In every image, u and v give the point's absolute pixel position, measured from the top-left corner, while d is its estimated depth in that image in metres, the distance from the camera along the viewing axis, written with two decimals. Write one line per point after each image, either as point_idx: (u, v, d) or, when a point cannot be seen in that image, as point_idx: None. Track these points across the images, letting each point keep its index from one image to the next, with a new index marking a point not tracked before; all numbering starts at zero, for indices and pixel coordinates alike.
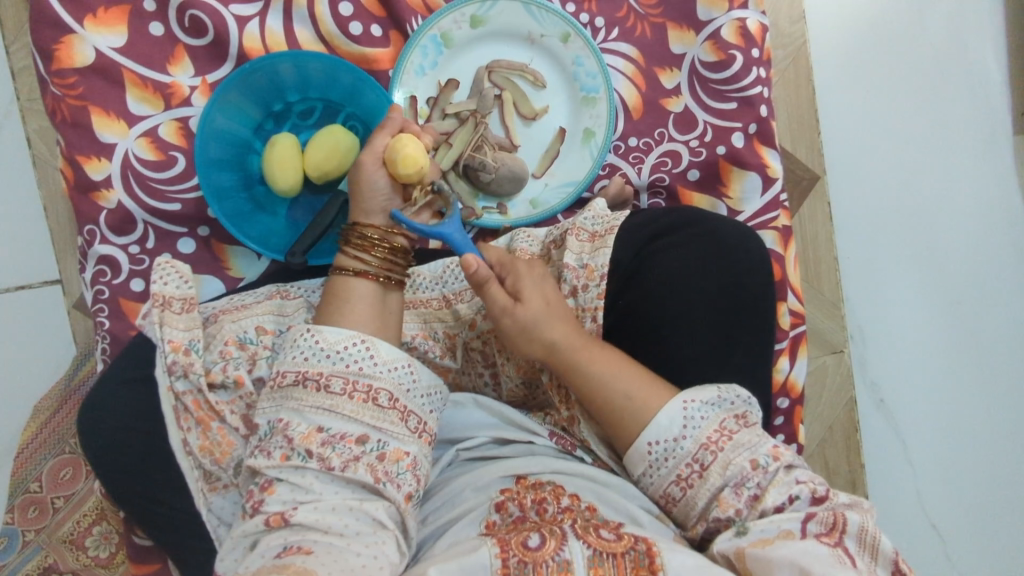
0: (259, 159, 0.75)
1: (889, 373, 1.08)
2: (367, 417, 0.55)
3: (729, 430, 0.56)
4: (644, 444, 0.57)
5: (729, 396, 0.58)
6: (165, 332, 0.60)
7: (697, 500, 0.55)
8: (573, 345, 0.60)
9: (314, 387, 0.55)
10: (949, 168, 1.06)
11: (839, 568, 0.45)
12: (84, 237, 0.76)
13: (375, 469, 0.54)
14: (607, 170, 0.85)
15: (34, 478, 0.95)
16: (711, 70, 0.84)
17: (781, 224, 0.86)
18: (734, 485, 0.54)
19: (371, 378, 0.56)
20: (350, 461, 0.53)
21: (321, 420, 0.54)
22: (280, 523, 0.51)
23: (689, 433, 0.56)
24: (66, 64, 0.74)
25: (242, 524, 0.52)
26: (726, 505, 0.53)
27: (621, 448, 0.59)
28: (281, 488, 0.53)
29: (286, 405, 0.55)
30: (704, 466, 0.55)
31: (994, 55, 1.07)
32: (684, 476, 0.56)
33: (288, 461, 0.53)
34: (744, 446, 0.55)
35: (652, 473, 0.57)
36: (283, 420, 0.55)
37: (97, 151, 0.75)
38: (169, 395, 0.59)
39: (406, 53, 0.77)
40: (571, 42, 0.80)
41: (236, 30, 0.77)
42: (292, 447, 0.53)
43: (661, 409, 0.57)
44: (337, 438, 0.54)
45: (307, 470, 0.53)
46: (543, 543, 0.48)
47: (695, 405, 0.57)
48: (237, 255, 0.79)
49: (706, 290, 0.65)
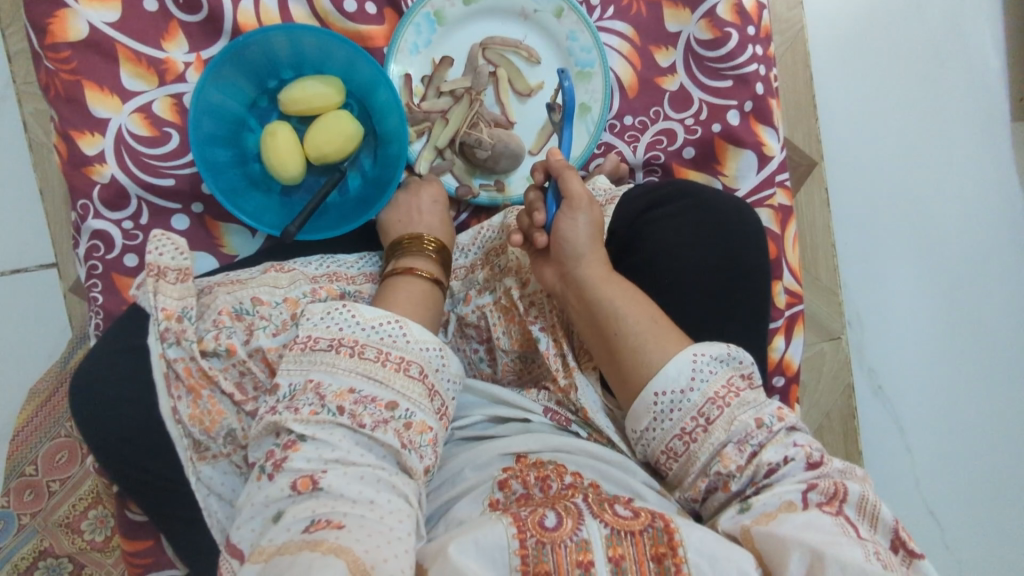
0: (255, 135, 0.75)
1: (887, 358, 1.07)
2: (398, 385, 0.54)
3: (736, 387, 0.56)
4: (652, 395, 0.56)
5: (737, 354, 0.57)
6: (158, 299, 0.60)
7: (700, 455, 0.55)
8: (597, 279, 0.61)
9: (348, 353, 0.54)
10: (947, 151, 1.06)
11: (847, 543, 0.45)
12: (77, 212, 0.75)
13: (402, 434, 0.52)
14: (603, 149, 0.85)
15: (29, 462, 0.95)
16: (706, 48, 0.84)
17: (778, 203, 0.86)
18: (737, 442, 0.53)
19: (404, 351, 0.56)
20: (380, 423, 0.52)
21: (354, 382, 0.53)
22: (308, 487, 0.48)
23: (696, 386, 0.55)
24: (60, 39, 0.73)
25: (265, 489, 0.49)
26: (728, 461, 0.53)
27: (627, 401, 0.59)
28: (305, 446, 0.50)
29: (316, 367, 0.54)
30: (709, 420, 0.54)
31: (992, 38, 1.07)
32: (687, 431, 0.55)
33: (317, 417, 0.51)
34: (749, 404, 0.55)
35: (656, 427, 0.56)
36: (312, 380, 0.53)
37: (91, 127, 0.74)
38: (160, 361, 0.58)
39: (400, 30, 0.77)
40: (565, 17, 0.80)
41: (231, 6, 0.77)
42: (323, 404, 0.51)
43: (670, 359, 0.56)
44: (368, 400, 0.52)
45: (336, 428, 0.51)
46: (560, 522, 0.48)
47: (705, 359, 0.56)
48: (231, 232, 0.79)
49: (704, 257, 0.65)
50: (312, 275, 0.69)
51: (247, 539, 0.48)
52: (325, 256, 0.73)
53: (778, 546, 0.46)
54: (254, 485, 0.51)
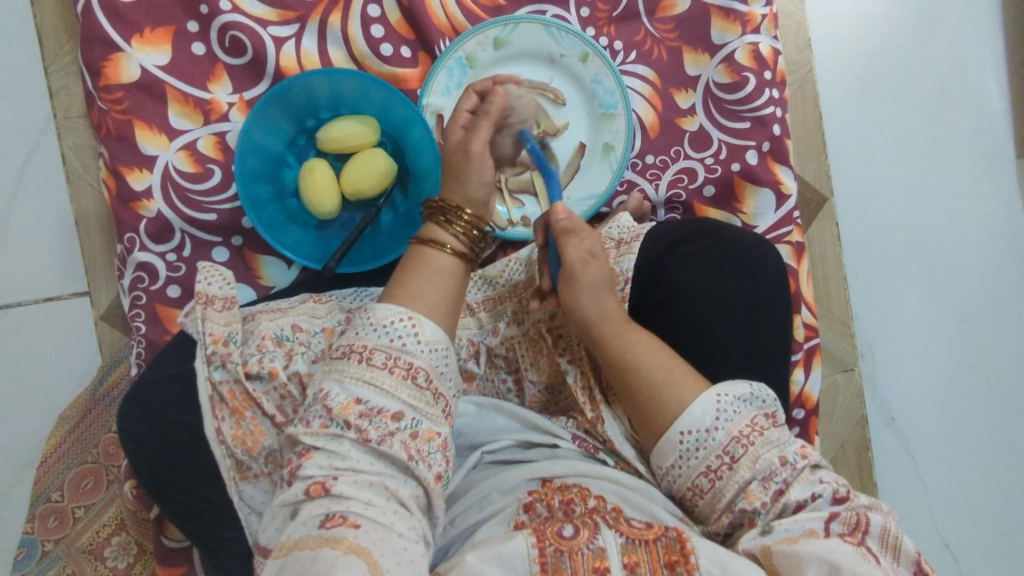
0: (293, 172, 0.79)
1: (900, 393, 1.09)
2: (405, 394, 0.54)
3: (760, 426, 0.57)
4: (676, 434, 0.58)
5: (760, 394, 0.59)
6: (207, 326, 0.62)
7: (726, 492, 0.56)
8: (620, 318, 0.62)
9: (357, 359, 0.55)
10: (954, 188, 1.09)
11: (866, 565, 0.46)
12: (124, 245, 0.79)
13: (408, 446, 0.53)
14: (625, 186, 0.89)
15: (55, 488, 0.95)
16: (726, 91, 0.88)
17: (795, 240, 0.89)
18: (761, 479, 0.55)
19: (412, 356, 0.55)
20: (386, 436, 0.53)
21: (361, 391, 0.54)
22: (319, 492, 0.50)
23: (721, 425, 0.57)
24: (114, 81, 0.78)
25: (281, 493, 0.52)
26: (753, 497, 0.54)
27: (651, 441, 0.60)
28: (318, 455, 0.52)
29: (330, 376, 0.55)
30: (734, 459, 0.56)
31: (996, 79, 1.10)
32: (713, 468, 0.57)
33: (326, 429, 0.52)
34: (773, 442, 0.56)
35: (682, 464, 0.58)
36: (324, 390, 0.55)
37: (139, 163, 0.78)
38: (206, 384, 0.60)
39: (433, 74, 0.81)
40: (590, 61, 0.83)
41: (274, 50, 0.81)
42: (332, 418, 0.53)
43: (695, 400, 0.58)
44: (375, 411, 0.53)
45: (344, 440, 0.52)
46: (577, 532, 0.50)
47: (729, 400, 0.58)
48: (268, 264, 0.82)
49: (728, 294, 0.67)
50: (349, 308, 0.71)
51: (273, 539, 0.53)
52: (363, 288, 0.75)
53: (795, 564, 0.47)
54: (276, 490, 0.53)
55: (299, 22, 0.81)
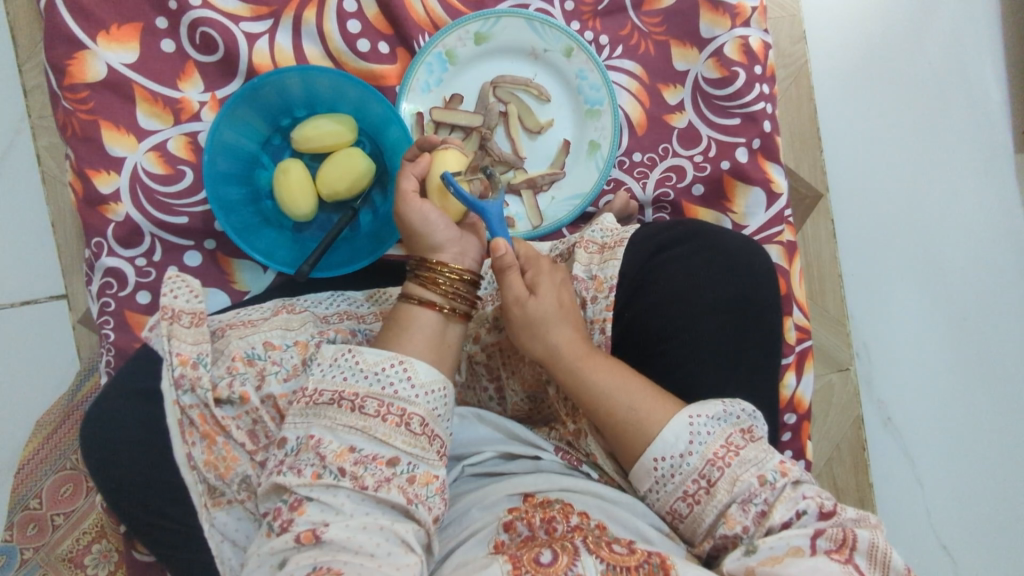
0: (266, 173, 0.78)
1: (895, 391, 1.07)
2: (399, 441, 0.52)
3: (736, 445, 0.54)
4: (651, 460, 0.55)
5: (734, 409, 0.56)
6: (173, 345, 0.59)
7: (705, 516, 0.53)
8: (576, 352, 0.59)
9: (349, 408, 0.53)
10: (951, 183, 1.06)
11: None
12: (92, 250, 0.80)
13: (406, 490, 0.51)
14: (612, 185, 0.87)
15: (34, 495, 0.92)
16: (714, 87, 0.85)
17: (786, 239, 0.87)
18: (741, 502, 0.52)
19: (406, 403, 0.53)
20: (382, 482, 0.51)
21: (354, 440, 0.52)
22: (311, 540, 0.48)
23: (695, 449, 0.54)
24: (78, 79, 0.78)
25: (269, 542, 0.49)
26: (733, 521, 0.52)
27: (626, 463, 0.57)
28: (311, 508, 0.50)
29: (318, 422, 0.53)
30: (711, 482, 0.53)
31: (995, 72, 1.07)
32: (690, 492, 0.54)
33: (320, 480, 0.50)
34: (750, 462, 0.53)
35: (659, 489, 0.55)
36: (313, 437, 0.52)
37: (107, 165, 0.79)
38: (175, 409, 0.57)
39: (412, 70, 0.79)
40: (574, 56, 0.81)
41: (246, 46, 0.80)
42: (324, 466, 0.51)
43: (667, 425, 0.55)
44: (369, 458, 0.51)
45: (338, 490, 0.50)
46: (555, 559, 0.48)
47: (702, 420, 0.55)
48: (242, 268, 0.83)
49: (716, 300, 0.65)
50: (323, 316, 0.68)
51: None
52: (339, 292, 0.73)
53: None
54: (262, 539, 0.50)
55: (273, 17, 0.81)
